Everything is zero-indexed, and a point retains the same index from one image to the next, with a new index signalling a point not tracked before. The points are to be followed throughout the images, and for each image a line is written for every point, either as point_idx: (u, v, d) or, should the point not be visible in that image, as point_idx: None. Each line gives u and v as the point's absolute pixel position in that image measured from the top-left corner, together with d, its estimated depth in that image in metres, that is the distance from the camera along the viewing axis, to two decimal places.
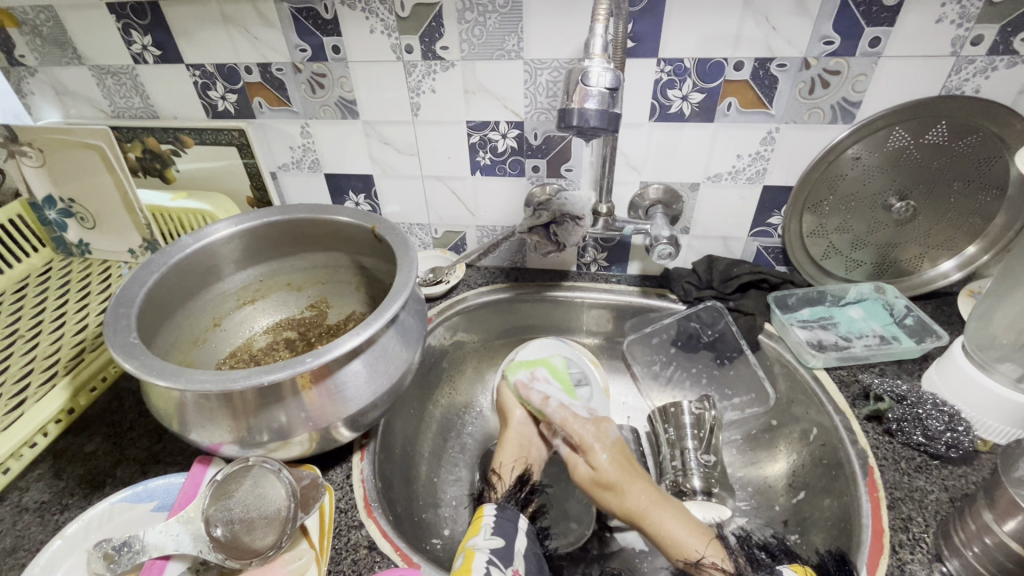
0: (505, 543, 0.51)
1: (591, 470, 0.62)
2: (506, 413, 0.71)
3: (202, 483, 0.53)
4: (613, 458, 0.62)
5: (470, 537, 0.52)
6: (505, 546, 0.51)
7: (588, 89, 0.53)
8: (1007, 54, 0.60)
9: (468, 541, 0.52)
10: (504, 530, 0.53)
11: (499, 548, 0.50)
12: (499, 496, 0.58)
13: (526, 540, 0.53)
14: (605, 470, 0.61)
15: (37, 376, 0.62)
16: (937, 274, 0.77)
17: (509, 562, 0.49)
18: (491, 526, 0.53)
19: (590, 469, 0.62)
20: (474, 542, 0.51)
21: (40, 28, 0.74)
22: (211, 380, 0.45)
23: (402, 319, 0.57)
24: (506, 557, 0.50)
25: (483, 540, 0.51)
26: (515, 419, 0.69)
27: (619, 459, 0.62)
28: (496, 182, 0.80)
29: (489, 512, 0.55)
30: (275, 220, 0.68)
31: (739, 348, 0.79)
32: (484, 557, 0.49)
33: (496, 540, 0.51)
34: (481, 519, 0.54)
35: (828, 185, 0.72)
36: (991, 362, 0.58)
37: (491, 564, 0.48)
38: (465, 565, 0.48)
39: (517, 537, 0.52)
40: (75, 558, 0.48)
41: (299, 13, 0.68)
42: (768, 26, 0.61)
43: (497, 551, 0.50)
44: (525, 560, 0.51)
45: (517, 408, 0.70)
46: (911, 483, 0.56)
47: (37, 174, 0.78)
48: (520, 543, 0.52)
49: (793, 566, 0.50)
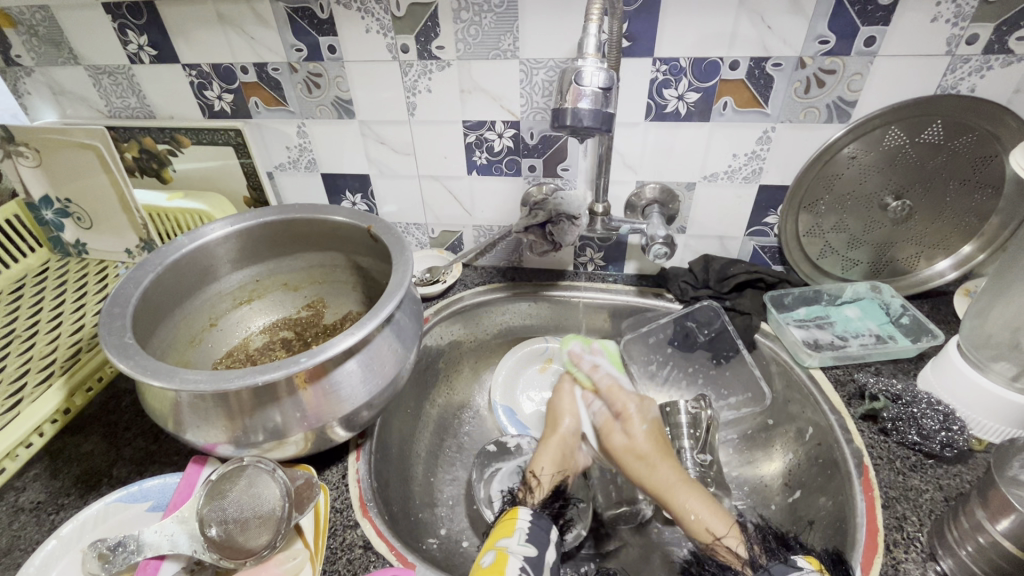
0: (537, 552, 0.51)
1: (626, 440, 0.65)
2: (555, 419, 0.70)
3: (197, 483, 0.53)
4: (648, 433, 0.65)
5: (502, 538, 0.52)
6: (538, 555, 0.51)
7: (581, 89, 0.53)
8: (1002, 53, 0.60)
9: (498, 541, 0.52)
10: (536, 538, 0.53)
11: (532, 556, 0.50)
12: (535, 502, 0.59)
13: (554, 550, 0.53)
14: (638, 441, 0.64)
15: (33, 376, 0.62)
16: (933, 273, 0.77)
17: (540, 572, 0.50)
18: (525, 530, 0.53)
19: (625, 438, 0.65)
20: (507, 544, 0.51)
21: (37, 29, 0.74)
22: (205, 380, 0.45)
23: (398, 319, 0.57)
24: (537, 567, 0.50)
25: (516, 544, 0.51)
26: (564, 425, 0.69)
27: (654, 437, 0.65)
28: (492, 182, 0.80)
29: (523, 517, 0.55)
30: (271, 220, 0.68)
31: (734, 348, 0.78)
32: (517, 563, 0.49)
33: (530, 547, 0.51)
34: (515, 521, 0.54)
35: (824, 185, 0.72)
36: (986, 361, 0.58)
37: (525, 571, 0.48)
38: (497, 565, 0.48)
39: (549, 547, 0.52)
40: (70, 558, 0.48)
41: (295, 13, 0.68)
42: (763, 26, 0.61)
43: (530, 559, 0.50)
44: (554, 570, 0.51)
45: (567, 418, 0.70)
46: (906, 482, 0.56)
47: (34, 174, 0.78)
48: (550, 555, 0.52)
49: (806, 558, 0.50)
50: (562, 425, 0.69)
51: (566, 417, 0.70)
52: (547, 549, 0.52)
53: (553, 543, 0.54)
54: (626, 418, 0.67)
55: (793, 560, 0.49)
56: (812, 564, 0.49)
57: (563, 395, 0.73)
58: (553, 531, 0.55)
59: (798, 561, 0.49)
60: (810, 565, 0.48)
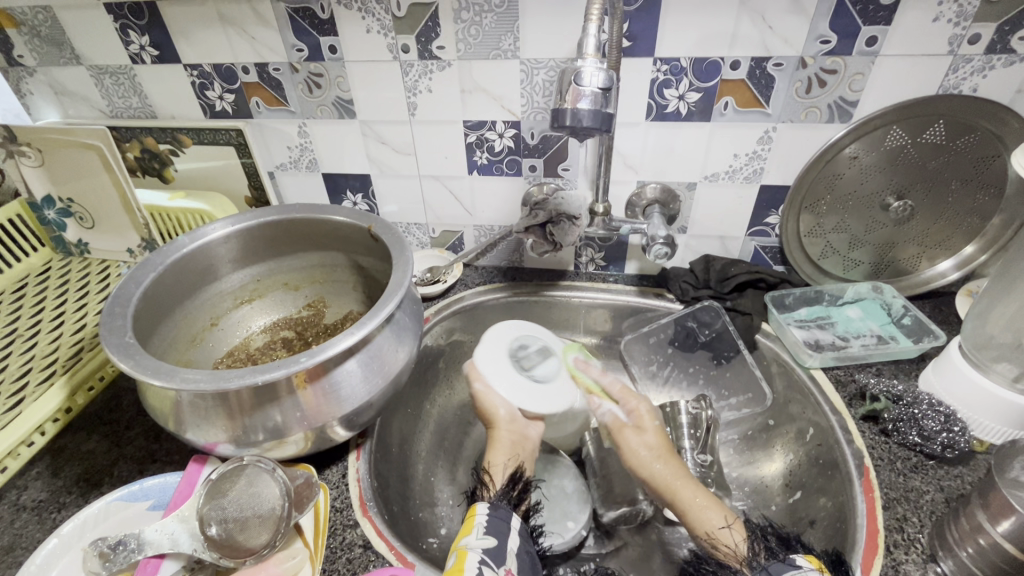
0: (498, 542, 0.51)
1: (634, 438, 0.64)
2: (489, 413, 0.66)
3: (197, 482, 0.53)
4: (658, 437, 0.64)
5: (461, 537, 0.52)
6: (498, 546, 0.50)
7: (580, 89, 0.53)
8: (1004, 53, 0.59)
9: (458, 540, 0.51)
10: (496, 529, 0.52)
11: (491, 548, 0.50)
12: (491, 496, 0.56)
13: (516, 538, 0.53)
14: (644, 441, 0.64)
15: (35, 376, 0.62)
16: (935, 274, 0.77)
17: (502, 562, 0.49)
18: (483, 525, 0.52)
19: (634, 437, 0.64)
20: (466, 541, 0.51)
21: (39, 29, 0.75)
22: (205, 379, 0.45)
23: (398, 319, 0.57)
24: (499, 558, 0.49)
25: (476, 539, 0.51)
26: (501, 419, 0.65)
27: (660, 439, 0.64)
28: (493, 182, 0.80)
29: (481, 512, 0.54)
30: (272, 220, 0.68)
31: (735, 348, 0.78)
32: (476, 557, 0.49)
33: (489, 539, 0.51)
34: (473, 517, 0.53)
35: (825, 185, 0.72)
36: (988, 362, 0.58)
37: (484, 565, 0.48)
38: (457, 565, 0.48)
39: (510, 536, 0.52)
40: (71, 557, 0.48)
41: (296, 13, 0.68)
42: (764, 26, 0.61)
43: (490, 551, 0.49)
44: (518, 559, 0.50)
45: (501, 408, 0.66)
46: (907, 483, 0.56)
47: (36, 174, 0.78)
48: (512, 543, 0.52)
49: (805, 557, 0.49)
50: (500, 417, 0.65)
51: (499, 406, 0.66)
52: (508, 538, 0.52)
53: (516, 531, 0.53)
54: (636, 423, 0.66)
55: (792, 559, 0.48)
56: (812, 563, 0.47)
57: (493, 395, 0.67)
58: (514, 519, 0.54)
59: (797, 559, 0.48)
60: (809, 564, 0.47)
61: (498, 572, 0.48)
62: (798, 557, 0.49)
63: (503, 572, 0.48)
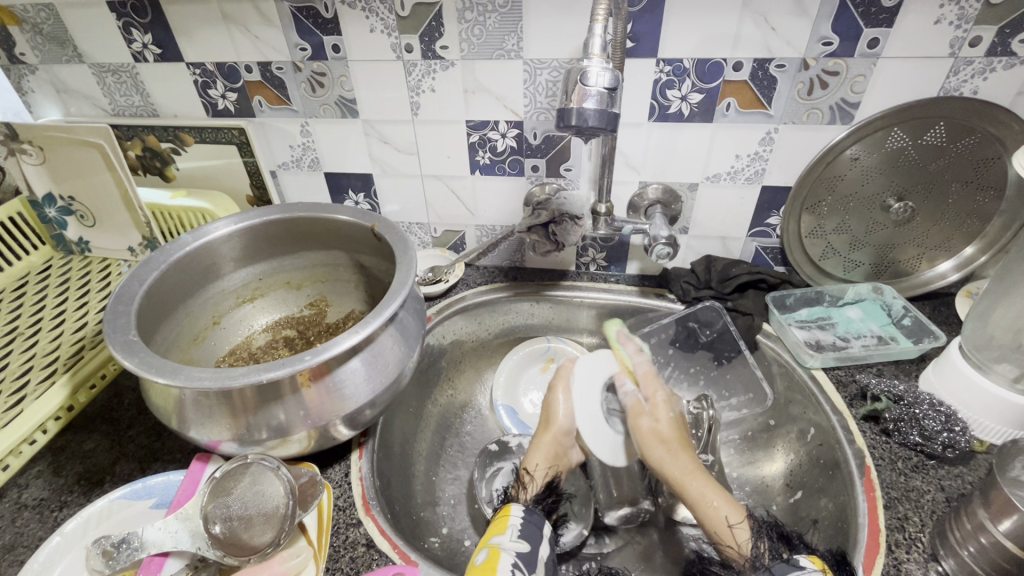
0: (530, 548, 0.52)
1: (649, 420, 0.63)
2: (548, 416, 0.67)
3: (201, 480, 0.53)
4: (671, 426, 0.62)
5: (495, 536, 0.53)
6: (530, 551, 0.51)
7: (586, 89, 0.54)
8: (1005, 55, 0.60)
9: (492, 539, 0.52)
10: (529, 534, 0.53)
11: (524, 553, 0.51)
12: (526, 498, 0.59)
13: (547, 546, 0.54)
14: (664, 425, 0.63)
15: (36, 374, 0.62)
16: (935, 275, 0.77)
17: (533, 568, 0.50)
18: (518, 528, 0.53)
19: (650, 430, 0.62)
20: (500, 541, 0.52)
21: (41, 27, 0.74)
22: (210, 378, 0.45)
23: (401, 318, 0.57)
24: (530, 563, 0.50)
25: (509, 540, 0.52)
26: (558, 423, 0.66)
27: (676, 427, 0.63)
28: (495, 182, 0.80)
29: (516, 514, 0.55)
30: (275, 218, 0.68)
31: (736, 348, 0.78)
32: (510, 559, 0.49)
33: (522, 544, 0.51)
34: (508, 518, 0.55)
35: (827, 186, 0.72)
36: (988, 363, 0.59)
37: (517, 567, 0.49)
38: (489, 563, 0.49)
39: (542, 543, 0.53)
40: (74, 555, 0.48)
41: (299, 12, 0.68)
42: (767, 27, 0.61)
43: (523, 555, 0.50)
44: (547, 566, 0.51)
45: (564, 415, 0.66)
46: (908, 483, 0.56)
47: (38, 171, 0.78)
48: (543, 551, 0.52)
49: (809, 557, 0.50)
50: (557, 423, 0.66)
51: (559, 406, 0.66)
52: (540, 545, 0.53)
53: (548, 539, 0.55)
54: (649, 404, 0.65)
55: (796, 560, 0.49)
56: (816, 564, 0.48)
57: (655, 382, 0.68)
58: (547, 526, 0.56)
59: (801, 560, 0.49)
60: (813, 565, 0.48)
61: None
62: (802, 558, 0.50)
63: None
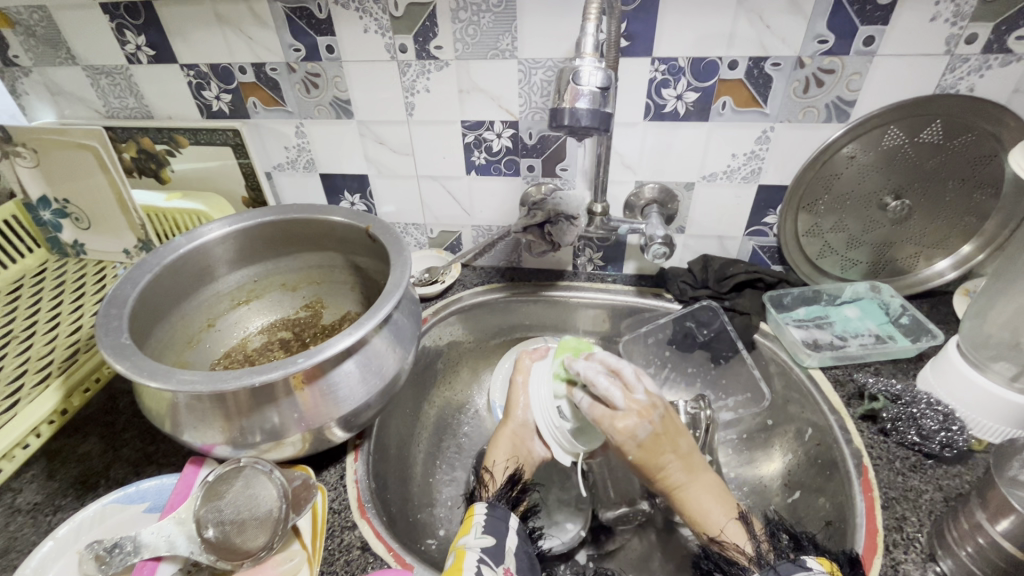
0: (496, 541, 0.51)
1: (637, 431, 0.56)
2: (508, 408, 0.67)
3: (194, 484, 0.52)
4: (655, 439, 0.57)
5: (460, 536, 0.52)
6: (496, 544, 0.51)
7: (579, 88, 0.53)
8: (1001, 52, 0.59)
9: (457, 540, 0.51)
10: (495, 527, 0.52)
11: (489, 547, 0.50)
12: (490, 496, 0.57)
13: (515, 536, 0.53)
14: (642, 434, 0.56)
15: (30, 377, 0.62)
16: (932, 273, 0.77)
17: (501, 560, 0.49)
18: (481, 525, 0.52)
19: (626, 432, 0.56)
20: (465, 540, 0.51)
21: (35, 29, 0.74)
22: (202, 381, 0.45)
23: (396, 319, 0.57)
24: (497, 556, 0.50)
25: (474, 538, 0.51)
26: (518, 413, 0.66)
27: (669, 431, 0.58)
28: (491, 182, 0.80)
29: (478, 511, 0.54)
30: (269, 219, 0.67)
31: (734, 347, 0.78)
32: (475, 557, 0.49)
33: (487, 539, 0.51)
34: (472, 517, 0.53)
35: (823, 185, 0.72)
36: (986, 361, 0.58)
37: (484, 562, 0.48)
38: (455, 565, 0.48)
39: (509, 535, 0.52)
40: (67, 558, 0.48)
41: (293, 13, 0.68)
42: (762, 25, 0.61)
43: (489, 550, 0.49)
44: (517, 558, 0.51)
45: (521, 408, 0.66)
46: (906, 482, 0.56)
47: (32, 174, 0.78)
48: (511, 542, 0.52)
49: (818, 559, 0.47)
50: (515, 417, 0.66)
51: (518, 405, 0.66)
52: (507, 537, 0.52)
53: (514, 530, 0.53)
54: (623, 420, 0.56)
55: (802, 560, 0.47)
56: (823, 565, 0.46)
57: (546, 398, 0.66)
58: (511, 518, 0.55)
59: (808, 561, 0.46)
60: (820, 566, 0.45)
61: (497, 570, 0.48)
62: (810, 559, 0.47)
63: (502, 570, 0.48)
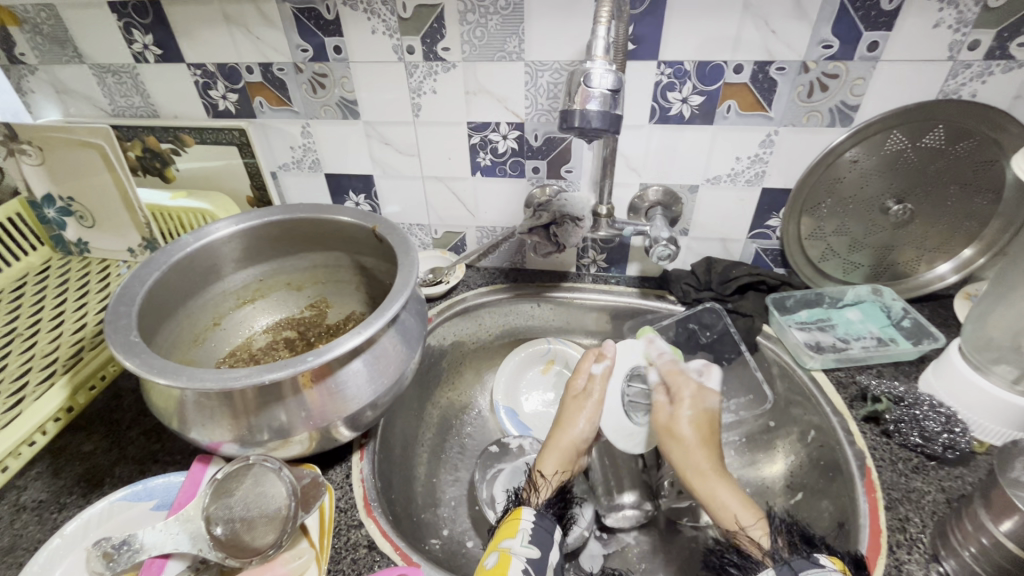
0: (540, 554, 0.51)
1: (682, 418, 0.62)
2: (565, 421, 0.67)
3: (202, 482, 0.53)
4: (695, 421, 0.62)
5: (504, 539, 0.53)
6: (541, 557, 0.51)
7: (589, 91, 0.54)
8: (1003, 59, 0.60)
9: (502, 542, 0.52)
10: (535, 536, 0.52)
11: (535, 559, 0.50)
12: (540, 502, 0.58)
13: (558, 551, 0.53)
14: (686, 426, 0.62)
15: (35, 375, 0.62)
16: (933, 277, 0.77)
17: (543, 574, 0.49)
18: (528, 533, 0.53)
19: (671, 419, 0.63)
20: (510, 545, 0.51)
21: (41, 27, 0.74)
22: (212, 378, 0.45)
23: (403, 319, 0.57)
24: (541, 570, 0.49)
25: (520, 545, 0.51)
26: (573, 429, 0.65)
27: (704, 423, 0.62)
28: (496, 183, 0.80)
29: (527, 518, 0.54)
30: (275, 219, 0.68)
31: (737, 350, 0.77)
32: (520, 564, 0.49)
33: (532, 550, 0.51)
34: (519, 521, 0.54)
35: (826, 188, 0.72)
36: (987, 364, 0.59)
37: (528, 573, 0.48)
38: (500, 567, 0.49)
39: (553, 549, 0.52)
40: (74, 557, 0.48)
41: (301, 13, 0.68)
42: (768, 30, 0.61)
43: (533, 562, 0.50)
44: (557, 572, 0.51)
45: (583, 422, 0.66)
46: (909, 484, 0.56)
47: (37, 172, 0.78)
48: (554, 556, 0.52)
49: (829, 557, 0.47)
50: (573, 428, 0.65)
51: (576, 421, 0.66)
52: (551, 551, 0.52)
53: (558, 543, 0.54)
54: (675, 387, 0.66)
55: (815, 557, 0.46)
56: (835, 564, 0.45)
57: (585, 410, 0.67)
58: (557, 531, 0.55)
59: (821, 558, 0.46)
60: (832, 564, 0.45)
61: None
62: (822, 557, 0.47)
63: None
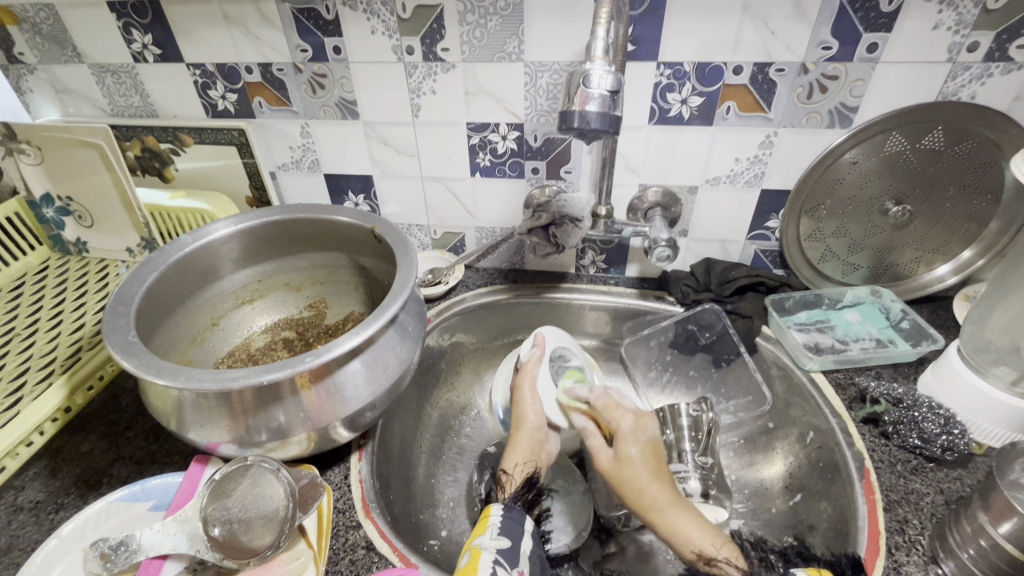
0: (511, 543, 0.51)
1: (627, 449, 0.60)
2: (518, 417, 0.67)
3: (199, 483, 0.52)
4: (644, 455, 0.59)
5: (476, 536, 0.52)
6: (512, 547, 0.51)
7: (589, 92, 0.54)
8: (1002, 61, 0.60)
9: (474, 539, 0.52)
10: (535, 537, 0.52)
11: (505, 549, 0.50)
12: (506, 496, 0.57)
13: (529, 540, 0.53)
14: (634, 467, 0.58)
15: (33, 375, 0.62)
16: (932, 278, 0.78)
17: (516, 563, 0.49)
18: (497, 526, 0.52)
19: (623, 465, 0.58)
20: (481, 541, 0.51)
21: (40, 27, 0.74)
22: (210, 379, 0.45)
23: (402, 319, 0.57)
24: (512, 559, 0.49)
25: (490, 539, 0.51)
26: (529, 422, 0.66)
27: (652, 459, 0.59)
28: (495, 183, 0.80)
29: (494, 512, 0.54)
30: (274, 219, 0.68)
31: (735, 351, 0.79)
32: (490, 557, 0.49)
33: (502, 541, 0.51)
34: (488, 517, 0.53)
35: (825, 189, 0.72)
36: (986, 366, 0.59)
37: (499, 564, 0.48)
38: (472, 564, 0.48)
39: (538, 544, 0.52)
40: (70, 558, 0.48)
41: (300, 13, 0.68)
42: (767, 31, 0.61)
43: (504, 552, 0.49)
44: (529, 561, 0.50)
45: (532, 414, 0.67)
46: (907, 485, 0.56)
47: (35, 172, 0.78)
48: (525, 545, 0.52)
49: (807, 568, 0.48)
50: (528, 421, 0.66)
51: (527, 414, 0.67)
52: (522, 540, 0.52)
53: (530, 532, 0.54)
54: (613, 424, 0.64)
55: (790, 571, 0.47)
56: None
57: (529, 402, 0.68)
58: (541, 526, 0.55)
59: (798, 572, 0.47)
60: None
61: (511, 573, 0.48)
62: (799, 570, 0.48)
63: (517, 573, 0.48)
